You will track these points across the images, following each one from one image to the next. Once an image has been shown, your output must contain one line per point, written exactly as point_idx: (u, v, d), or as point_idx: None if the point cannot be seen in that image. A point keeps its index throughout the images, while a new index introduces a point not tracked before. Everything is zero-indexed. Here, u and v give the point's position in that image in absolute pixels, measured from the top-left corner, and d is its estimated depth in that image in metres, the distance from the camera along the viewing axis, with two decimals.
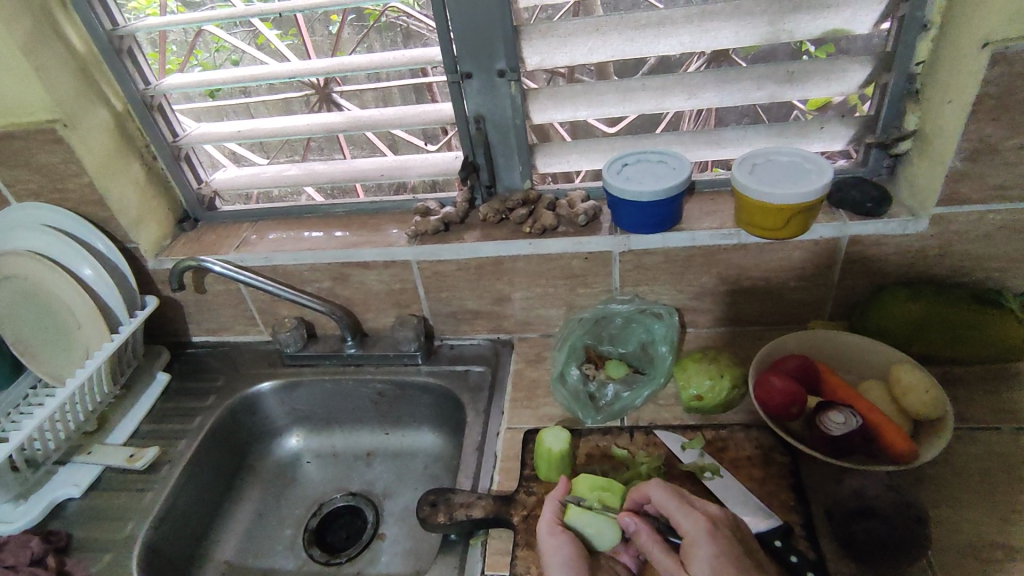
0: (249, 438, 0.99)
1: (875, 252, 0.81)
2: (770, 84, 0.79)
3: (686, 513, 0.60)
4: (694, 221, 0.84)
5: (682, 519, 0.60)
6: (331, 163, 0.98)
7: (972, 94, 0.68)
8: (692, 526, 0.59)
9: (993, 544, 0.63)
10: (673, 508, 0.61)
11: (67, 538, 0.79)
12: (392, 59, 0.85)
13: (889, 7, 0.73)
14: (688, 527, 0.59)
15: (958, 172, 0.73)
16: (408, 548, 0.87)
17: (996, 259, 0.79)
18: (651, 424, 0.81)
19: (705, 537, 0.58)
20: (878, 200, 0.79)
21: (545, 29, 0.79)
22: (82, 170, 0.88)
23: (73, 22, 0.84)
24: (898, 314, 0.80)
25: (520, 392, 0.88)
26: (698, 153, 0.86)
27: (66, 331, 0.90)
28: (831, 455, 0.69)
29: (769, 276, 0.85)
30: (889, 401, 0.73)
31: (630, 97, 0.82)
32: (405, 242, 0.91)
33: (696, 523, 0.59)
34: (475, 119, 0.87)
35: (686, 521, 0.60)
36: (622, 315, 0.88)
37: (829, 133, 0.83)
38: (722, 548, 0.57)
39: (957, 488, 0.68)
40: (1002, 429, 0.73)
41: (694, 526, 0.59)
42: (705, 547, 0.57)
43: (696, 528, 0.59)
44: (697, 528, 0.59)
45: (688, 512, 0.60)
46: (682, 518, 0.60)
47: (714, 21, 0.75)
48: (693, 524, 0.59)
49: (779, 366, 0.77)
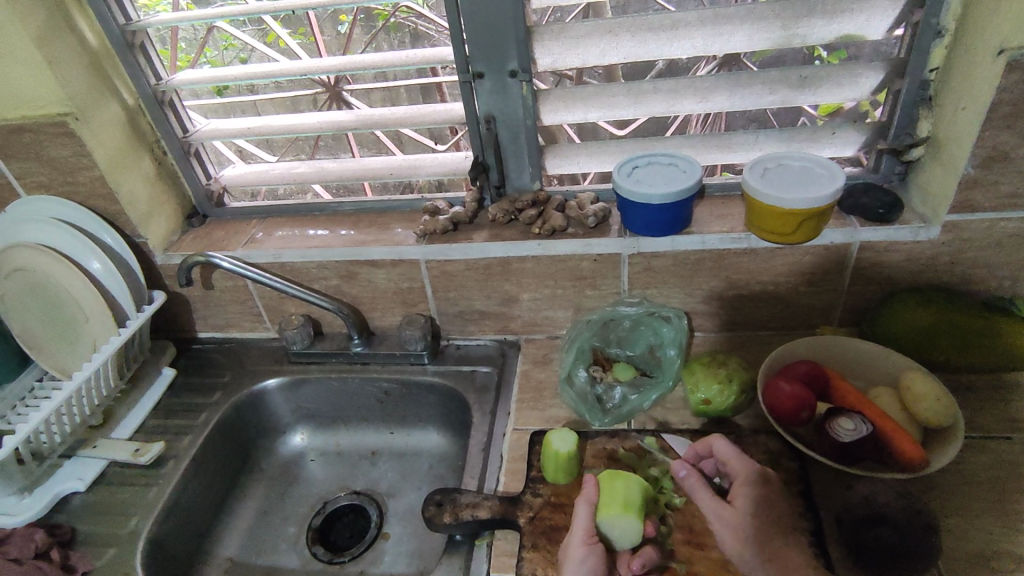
0: (254, 435, 0.99)
1: (887, 258, 0.81)
2: (782, 89, 0.79)
3: (741, 458, 0.67)
4: (704, 225, 0.84)
5: (736, 464, 0.67)
6: (340, 161, 0.98)
7: (987, 100, 0.68)
8: (743, 471, 0.66)
9: (1004, 552, 0.63)
10: (731, 456, 0.67)
11: (71, 532, 0.79)
12: (403, 58, 0.85)
13: (904, 13, 0.73)
14: (741, 472, 0.66)
15: (971, 179, 0.73)
16: (412, 548, 0.87)
17: (1006, 267, 0.79)
18: (658, 427, 0.80)
19: (756, 479, 0.65)
20: (890, 205, 0.79)
21: (558, 30, 0.79)
22: (93, 164, 0.88)
23: (86, 17, 0.85)
24: (909, 321, 0.79)
25: (527, 394, 0.88)
26: (708, 156, 0.86)
27: (74, 324, 0.90)
28: (840, 461, 0.69)
29: (778, 280, 0.85)
30: (899, 407, 0.72)
31: (642, 100, 0.82)
32: (414, 241, 0.91)
33: (749, 466, 0.66)
34: (486, 119, 0.87)
35: (738, 463, 0.67)
36: (630, 318, 0.88)
37: (840, 138, 0.82)
38: (767, 497, 0.64)
39: (967, 496, 0.67)
40: (1013, 438, 0.73)
41: (745, 470, 0.66)
42: (751, 489, 0.65)
43: (747, 473, 0.66)
44: (750, 469, 0.66)
45: (745, 459, 0.67)
46: (737, 464, 0.67)
47: (728, 24, 0.75)
48: (744, 466, 0.66)
49: (789, 371, 0.77)
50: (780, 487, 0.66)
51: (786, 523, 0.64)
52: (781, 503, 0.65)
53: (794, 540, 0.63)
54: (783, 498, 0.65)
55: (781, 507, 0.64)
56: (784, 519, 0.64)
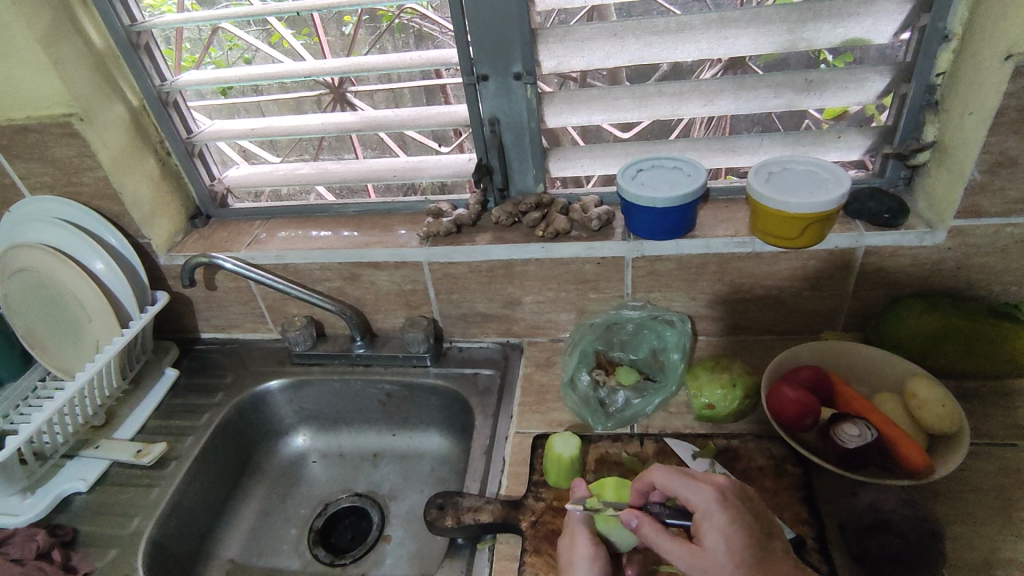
0: (256, 436, 0.99)
1: (892, 263, 0.80)
2: (788, 92, 0.78)
3: (691, 483, 0.59)
4: (708, 229, 0.84)
5: (688, 494, 0.58)
6: (343, 162, 0.98)
7: (994, 106, 0.67)
8: (699, 500, 0.58)
9: (1010, 562, 0.62)
10: (679, 486, 0.59)
11: (73, 533, 0.79)
12: (408, 60, 0.85)
13: (911, 17, 0.73)
14: (698, 501, 0.58)
15: (977, 184, 0.72)
16: (413, 551, 0.87)
17: (1012, 273, 0.78)
18: (661, 432, 0.80)
19: (717, 504, 0.57)
20: (895, 210, 0.78)
21: (563, 33, 0.79)
22: (97, 164, 0.88)
23: (92, 18, 0.85)
24: (913, 326, 0.79)
25: (529, 397, 0.88)
26: (712, 159, 0.86)
27: (77, 324, 0.90)
28: (845, 467, 0.69)
29: (782, 284, 0.85)
30: (904, 414, 0.72)
31: (647, 103, 0.82)
32: (417, 243, 0.91)
33: (703, 492, 0.58)
34: (490, 121, 0.87)
35: (691, 491, 0.58)
36: (634, 321, 0.87)
37: (845, 142, 0.82)
38: (733, 516, 0.57)
39: (972, 503, 0.67)
40: (1018, 445, 0.72)
41: (701, 497, 0.58)
42: (716, 516, 0.56)
43: (705, 496, 0.57)
44: (705, 497, 0.58)
45: (696, 486, 0.58)
46: (691, 495, 0.58)
47: (733, 28, 0.75)
48: (698, 492, 0.58)
49: (793, 375, 0.76)
50: (741, 496, 0.59)
51: (762, 534, 0.57)
52: (748, 512, 0.58)
53: (775, 549, 0.57)
54: (749, 507, 0.58)
55: (749, 520, 0.57)
56: (757, 527, 0.57)
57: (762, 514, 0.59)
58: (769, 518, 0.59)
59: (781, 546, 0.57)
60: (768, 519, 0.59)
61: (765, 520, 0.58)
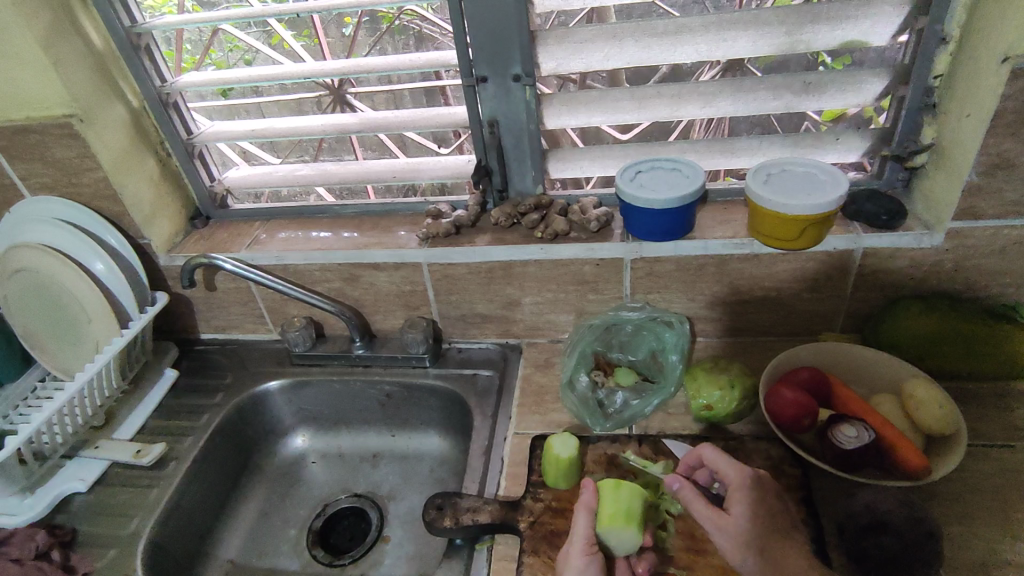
0: (255, 436, 0.99)
1: (890, 265, 0.81)
2: (786, 94, 0.79)
3: (731, 462, 0.64)
4: (707, 230, 0.84)
5: (728, 470, 0.63)
6: (343, 164, 0.98)
7: (992, 108, 0.67)
8: (737, 476, 0.62)
9: (1008, 563, 0.62)
10: (722, 463, 0.64)
11: (72, 533, 0.79)
12: (407, 62, 0.85)
13: (908, 20, 0.73)
14: (735, 477, 0.62)
15: (975, 186, 0.72)
16: (412, 552, 0.87)
17: (1010, 274, 0.78)
18: (660, 433, 0.80)
19: (751, 482, 0.62)
20: (892, 212, 0.78)
21: (563, 35, 0.79)
22: (98, 165, 0.88)
23: (93, 20, 0.85)
24: (912, 328, 0.79)
25: (528, 398, 0.88)
26: (711, 161, 0.86)
27: (77, 325, 0.90)
28: (842, 468, 0.69)
29: (780, 286, 0.85)
30: (902, 415, 0.72)
31: (645, 105, 0.82)
32: (417, 244, 0.91)
33: (741, 470, 0.63)
34: (490, 123, 0.87)
35: (729, 468, 0.63)
36: (633, 322, 0.87)
37: (844, 144, 0.82)
38: (762, 501, 0.61)
39: (970, 505, 0.67)
40: (1015, 447, 0.72)
41: (738, 473, 0.63)
42: (746, 491, 0.61)
43: (741, 476, 0.62)
44: (743, 474, 0.62)
45: (737, 464, 0.63)
46: (730, 469, 0.63)
47: (732, 30, 0.75)
48: (737, 469, 0.63)
49: (791, 377, 0.77)
50: (774, 486, 0.63)
51: (783, 523, 0.60)
52: (777, 502, 0.62)
53: (792, 541, 0.60)
54: (777, 497, 0.62)
55: (775, 507, 0.61)
56: (780, 517, 0.61)
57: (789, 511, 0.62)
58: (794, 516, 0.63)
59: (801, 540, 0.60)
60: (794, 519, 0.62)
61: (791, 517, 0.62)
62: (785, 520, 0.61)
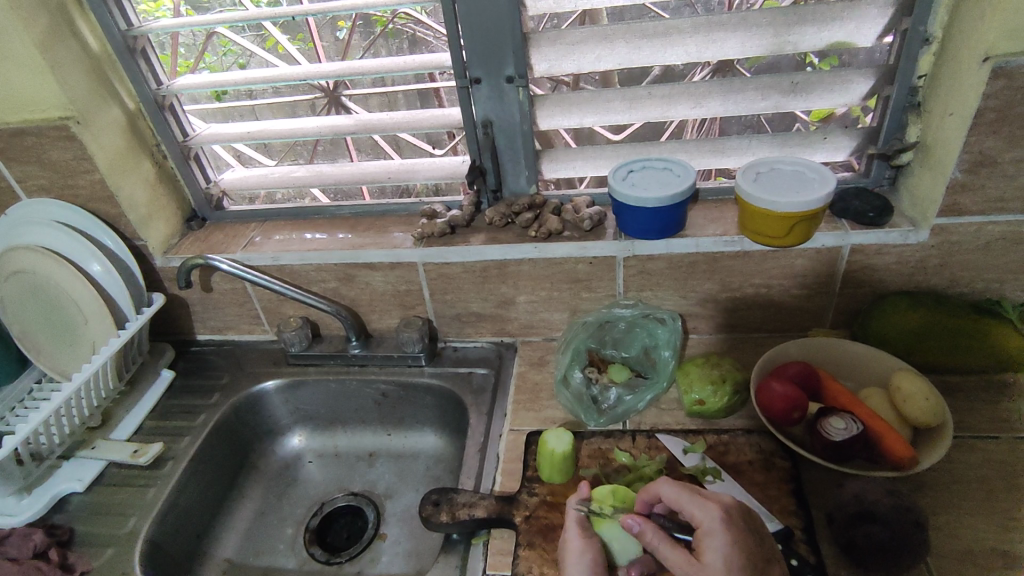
0: (252, 436, 0.99)
1: (877, 261, 0.82)
2: (775, 94, 0.80)
3: (695, 499, 0.60)
4: (698, 228, 0.85)
5: (694, 509, 0.60)
6: (338, 165, 0.99)
7: (973, 106, 0.69)
8: (704, 515, 0.59)
9: (993, 551, 0.64)
10: (686, 502, 0.60)
11: (70, 532, 0.79)
12: (402, 63, 0.86)
13: (892, 21, 0.74)
14: (703, 517, 0.59)
15: (959, 183, 0.74)
16: (409, 549, 0.88)
17: (995, 269, 0.80)
18: (653, 428, 0.81)
19: (719, 522, 0.58)
20: (880, 209, 0.80)
21: (555, 37, 0.80)
22: (93, 166, 0.88)
23: (89, 23, 0.86)
24: (899, 322, 0.80)
25: (522, 395, 0.89)
26: (702, 161, 0.87)
27: (73, 326, 0.91)
28: (831, 460, 0.70)
29: (770, 283, 0.86)
30: (890, 407, 0.74)
31: (637, 105, 0.84)
32: (412, 244, 0.92)
33: (706, 508, 0.59)
34: (484, 124, 0.88)
35: (695, 506, 0.60)
36: (626, 319, 0.89)
37: (831, 143, 0.84)
38: (737, 540, 0.57)
39: (957, 495, 0.69)
40: (1000, 438, 0.74)
41: (704, 513, 0.59)
42: (716, 535, 0.57)
43: (707, 513, 0.59)
44: (709, 512, 0.59)
45: (702, 503, 0.60)
46: (695, 508, 0.60)
47: (721, 31, 0.76)
48: (702, 507, 0.60)
49: (781, 371, 0.78)
50: (746, 519, 0.59)
51: (759, 560, 0.57)
52: (750, 535, 0.58)
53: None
54: (751, 530, 0.59)
55: (751, 544, 0.57)
56: (756, 553, 0.57)
57: (767, 543, 0.59)
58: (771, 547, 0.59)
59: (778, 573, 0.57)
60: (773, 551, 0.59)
61: (767, 550, 0.59)
62: (763, 555, 0.58)
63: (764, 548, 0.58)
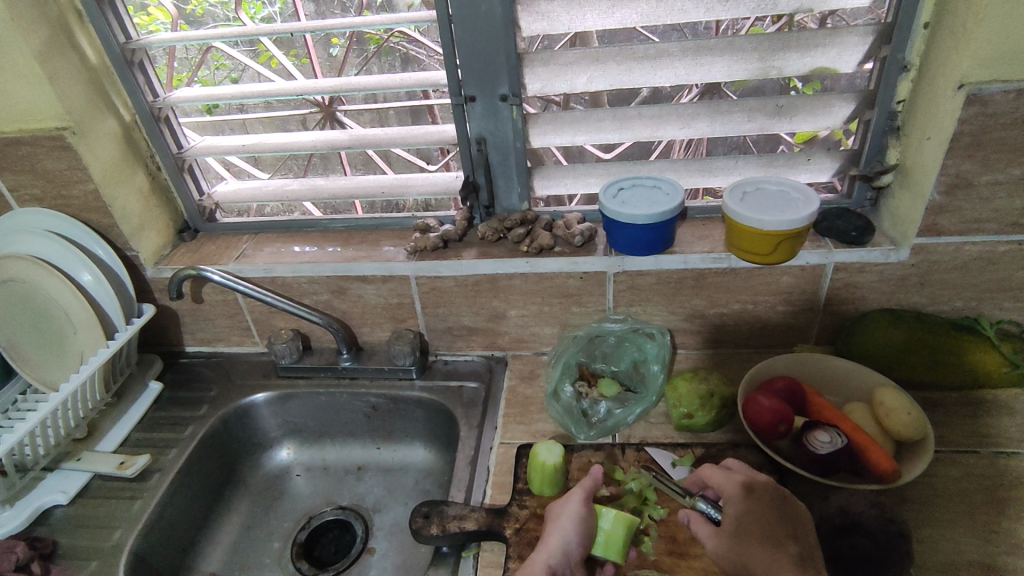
0: (240, 449, 0.99)
1: (860, 279, 0.84)
2: (760, 117, 0.83)
3: (724, 474, 0.68)
4: (686, 245, 0.87)
5: (720, 481, 0.68)
6: (331, 179, 1.00)
7: (950, 131, 0.72)
8: (728, 486, 0.67)
9: (974, 562, 0.65)
10: (716, 477, 0.68)
11: (52, 545, 0.78)
12: (397, 80, 0.88)
13: (873, 49, 0.78)
14: (726, 486, 0.67)
15: (937, 205, 0.77)
16: (398, 563, 0.87)
17: (972, 289, 0.83)
18: (641, 441, 0.82)
19: (738, 489, 0.66)
20: (862, 228, 0.82)
21: (548, 57, 0.82)
22: (88, 177, 0.89)
23: (87, 34, 0.86)
24: (881, 339, 0.82)
25: (513, 408, 0.90)
26: (690, 179, 0.90)
27: (62, 337, 0.90)
28: (817, 472, 0.71)
29: (757, 300, 0.88)
30: (873, 421, 0.75)
31: (627, 125, 0.86)
32: (404, 258, 0.93)
33: (731, 479, 0.67)
34: (477, 141, 0.90)
35: (723, 479, 0.68)
36: (616, 334, 0.90)
37: (815, 164, 0.86)
38: (751, 508, 0.64)
39: (939, 508, 0.70)
40: (980, 452, 0.76)
41: (727, 483, 0.67)
42: (735, 502, 0.65)
43: (730, 484, 0.67)
44: (731, 482, 0.67)
45: (729, 477, 0.67)
46: (722, 480, 0.68)
47: (709, 55, 0.79)
48: (727, 479, 0.67)
49: (767, 386, 0.79)
50: (772, 494, 0.65)
51: (776, 532, 0.62)
52: (774, 508, 0.63)
53: (782, 551, 0.60)
54: (776, 504, 0.64)
55: (770, 515, 0.63)
56: (776, 526, 0.62)
57: (797, 522, 0.63)
58: (803, 526, 0.63)
59: (795, 551, 0.60)
60: (802, 529, 0.63)
61: (794, 527, 0.62)
62: (783, 527, 0.62)
63: (787, 522, 0.62)
